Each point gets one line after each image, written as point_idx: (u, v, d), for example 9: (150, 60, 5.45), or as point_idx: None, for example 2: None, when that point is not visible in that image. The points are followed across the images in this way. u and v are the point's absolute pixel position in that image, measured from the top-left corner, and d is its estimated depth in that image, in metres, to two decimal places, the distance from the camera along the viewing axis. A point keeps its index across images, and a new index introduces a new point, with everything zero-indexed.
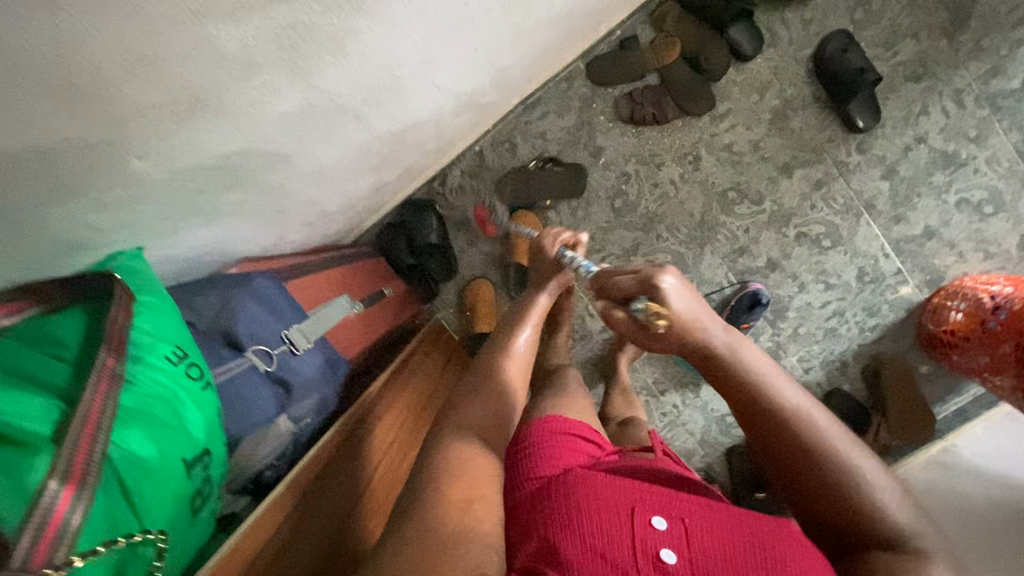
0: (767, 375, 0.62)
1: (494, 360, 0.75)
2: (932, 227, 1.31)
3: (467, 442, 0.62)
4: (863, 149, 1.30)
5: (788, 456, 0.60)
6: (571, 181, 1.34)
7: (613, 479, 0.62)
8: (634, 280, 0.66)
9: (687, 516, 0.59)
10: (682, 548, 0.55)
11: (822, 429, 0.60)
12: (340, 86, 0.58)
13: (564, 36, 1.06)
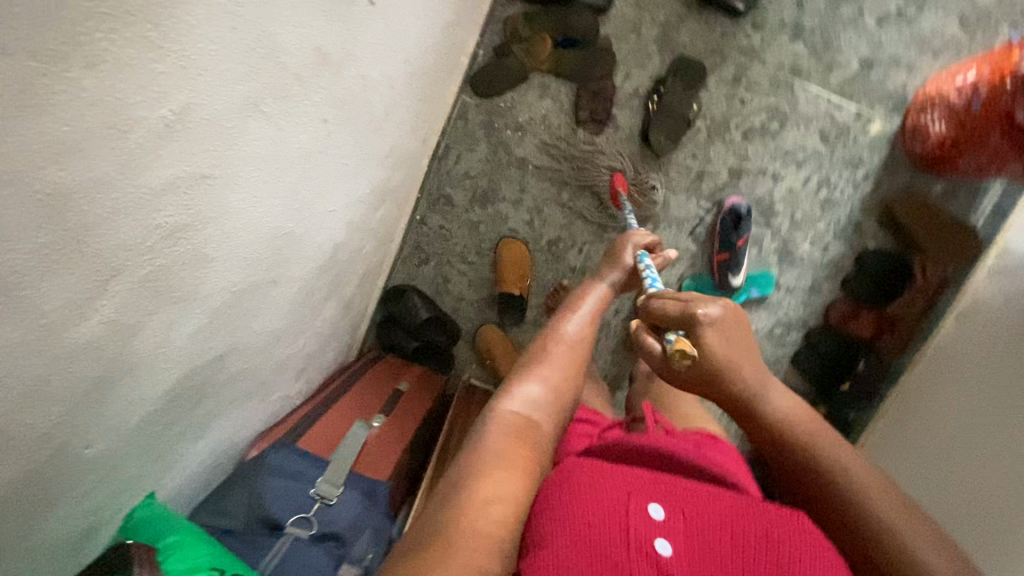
0: (802, 427, 0.65)
1: (548, 353, 0.73)
2: (867, 57, 1.25)
3: (515, 452, 0.57)
4: (760, 25, 1.26)
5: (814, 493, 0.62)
6: (688, 72, 1.26)
7: (610, 468, 0.58)
8: (678, 310, 0.70)
9: (693, 506, 0.55)
10: (681, 541, 0.51)
11: (880, 488, 0.59)
12: (231, 277, 0.61)
13: (429, 88, 1.08)
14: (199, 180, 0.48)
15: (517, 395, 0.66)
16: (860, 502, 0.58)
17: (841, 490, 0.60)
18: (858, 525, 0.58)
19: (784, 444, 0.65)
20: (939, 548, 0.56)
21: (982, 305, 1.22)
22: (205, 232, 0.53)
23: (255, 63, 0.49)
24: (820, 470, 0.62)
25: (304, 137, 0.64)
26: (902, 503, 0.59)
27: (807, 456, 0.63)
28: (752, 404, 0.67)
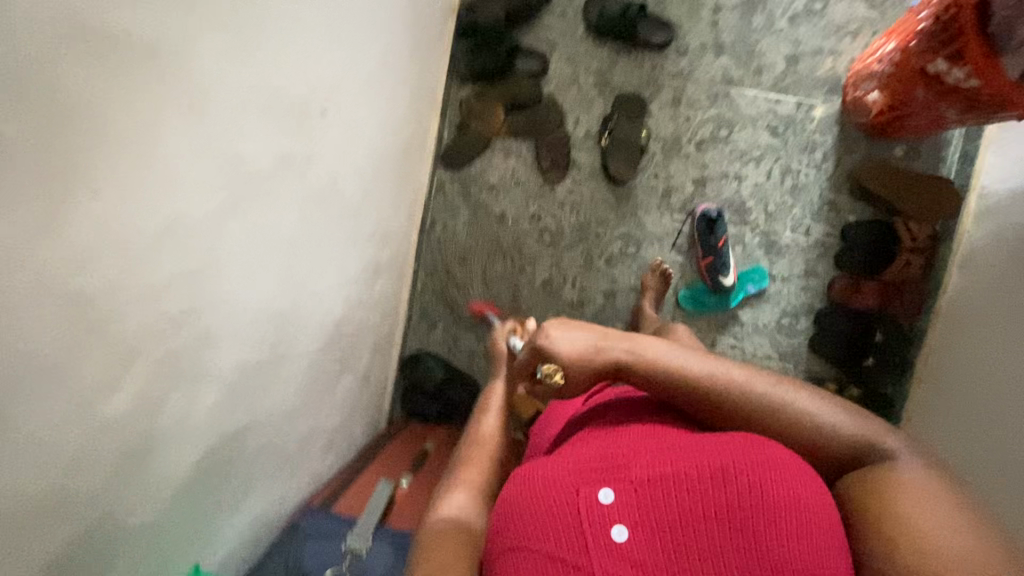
0: (676, 361, 0.75)
1: (469, 456, 0.82)
2: (791, 54, 1.34)
3: (454, 542, 0.64)
4: (684, 51, 1.38)
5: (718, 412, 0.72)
6: (631, 105, 1.38)
7: (555, 466, 0.63)
8: (529, 351, 0.80)
9: (639, 479, 0.59)
10: (633, 514, 0.55)
11: (778, 384, 0.71)
12: (239, 356, 0.72)
13: (401, 172, 1.23)
14: (195, 274, 0.60)
15: (447, 496, 0.73)
16: (750, 396, 0.71)
17: (758, 404, 0.70)
18: (784, 422, 0.69)
19: (699, 395, 0.73)
20: (834, 406, 0.69)
21: (979, 252, 1.22)
22: (208, 317, 0.64)
23: (226, 177, 0.62)
24: (709, 388, 0.72)
25: (284, 228, 0.77)
26: (797, 387, 0.71)
27: (722, 397, 0.71)
28: (637, 371, 0.76)
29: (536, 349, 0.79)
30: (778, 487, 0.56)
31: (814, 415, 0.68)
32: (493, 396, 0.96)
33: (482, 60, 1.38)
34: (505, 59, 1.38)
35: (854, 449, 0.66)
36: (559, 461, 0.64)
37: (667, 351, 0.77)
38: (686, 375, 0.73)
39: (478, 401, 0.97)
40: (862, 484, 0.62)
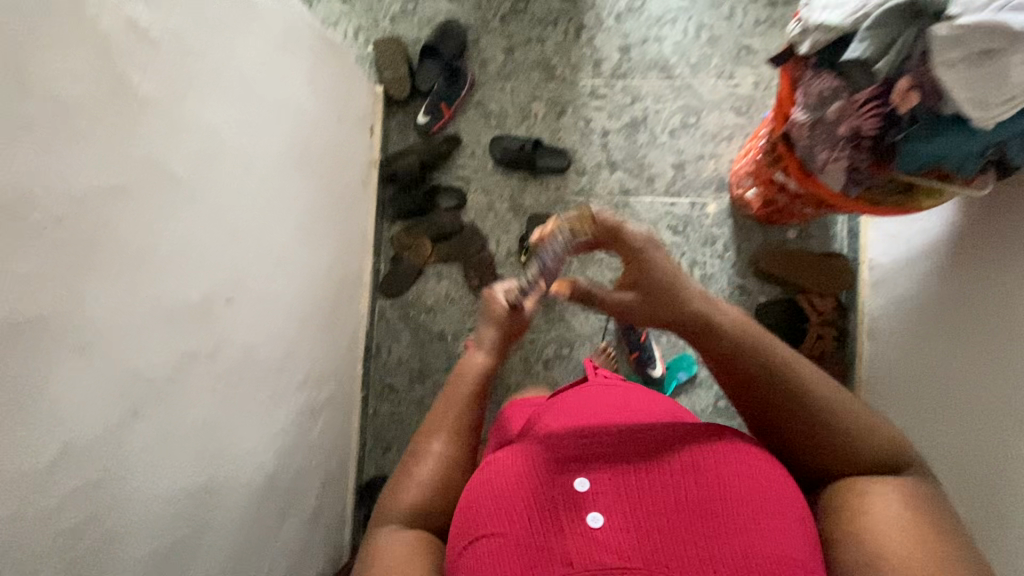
0: (724, 311, 0.73)
1: (433, 428, 0.74)
2: (676, 162, 1.50)
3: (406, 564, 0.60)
4: (582, 171, 1.53)
5: (736, 372, 0.69)
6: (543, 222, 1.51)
7: (533, 453, 0.64)
8: (602, 215, 0.86)
9: (615, 474, 0.60)
10: (605, 509, 0.56)
11: (820, 382, 0.67)
12: (151, 542, 0.78)
13: (333, 314, 1.34)
14: (92, 485, 0.68)
15: (399, 496, 0.68)
16: (783, 371, 0.67)
17: (799, 389, 0.66)
18: (808, 400, 0.65)
19: (734, 367, 0.69)
20: (869, 425, 0.65)
21: (880, 321, 1.30)
22: (111, 517, 0.71)
23: (123, 390, 0.72)
24: (744, 346, 0.69)
25: (195, 410, 0.85)
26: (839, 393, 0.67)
27: (757, 371, 0.68)
28: (673, 298, 0.76)
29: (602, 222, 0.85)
30: (751, 484, 0.58)
31: (844, 422, 0.65)
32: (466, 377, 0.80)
33: (405, 201, 1.55)
34: (427, 190, 1.55)
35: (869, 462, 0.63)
36: (534, 445, 0.65)
37: (721, 302, 0.74)
38: (744, 332, 0.70)
39: (483, 304, 0.92)
40: (841, 496, 0.62)
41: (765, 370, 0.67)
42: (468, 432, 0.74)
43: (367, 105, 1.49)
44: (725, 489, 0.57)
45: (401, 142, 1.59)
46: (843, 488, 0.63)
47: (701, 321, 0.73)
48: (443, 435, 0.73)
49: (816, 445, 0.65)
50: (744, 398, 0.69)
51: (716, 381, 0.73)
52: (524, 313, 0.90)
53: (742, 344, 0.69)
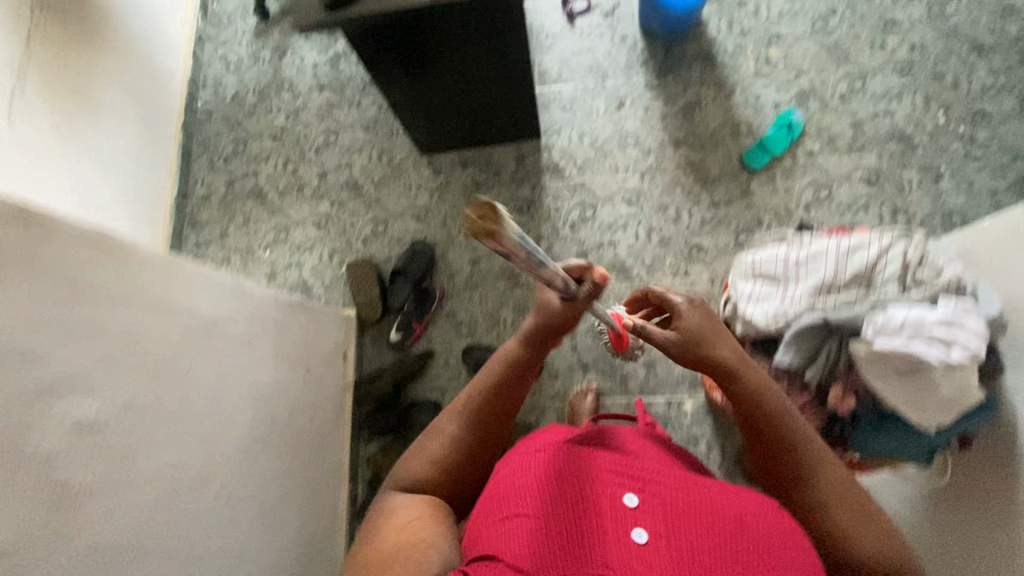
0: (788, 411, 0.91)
1: (452, 413, 0.96)
2: (647, 360, 1.52)
3: (416, 506, 0.86)
4: (556, 374, 1.54)
5: (779, 447, 0.89)
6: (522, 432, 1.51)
7: (606, 473, 0.83)
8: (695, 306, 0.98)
9: (668, 500, 0.79)
10: (658, 529, 0.75)
11: (842, 482, 0.87)
12: None
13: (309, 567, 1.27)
14: None
15: (429, 450, 0.94)
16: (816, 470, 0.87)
17: (821, 483, 0.87)
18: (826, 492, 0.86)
19: (772, 444, 0.89)
20: (880, 525, 0.84)
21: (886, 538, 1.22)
22: None
23: None
24: (794, 441, 0.88)
25: None
26: (859, 494, 0.86)
27: (793, 452, 0.88)
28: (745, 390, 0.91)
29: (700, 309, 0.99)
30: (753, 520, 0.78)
31: (855, 520, 0.84)
32: (498, 360, 0.98)
33: (381, 419, 1.53)
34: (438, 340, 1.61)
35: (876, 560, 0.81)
36: (606, 463, 0.84)
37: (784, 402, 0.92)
38: (790, 424, 0.89)
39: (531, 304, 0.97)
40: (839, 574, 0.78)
41: (801, 458, 0.88)
42: (472, 428, 0.94)
43: (339, 336, 1.52)
44: (739, 522, 0.77)
45: (376, 359, 1.61)
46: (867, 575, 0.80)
47: (766, 414, 0.90)
48: (464, 420, 0.95)
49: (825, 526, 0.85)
50: (777, 463, 0.89)
51: (758, 447, 0.91)
52: (561, 306, 0.92)
53: (791, 439, 0.89)
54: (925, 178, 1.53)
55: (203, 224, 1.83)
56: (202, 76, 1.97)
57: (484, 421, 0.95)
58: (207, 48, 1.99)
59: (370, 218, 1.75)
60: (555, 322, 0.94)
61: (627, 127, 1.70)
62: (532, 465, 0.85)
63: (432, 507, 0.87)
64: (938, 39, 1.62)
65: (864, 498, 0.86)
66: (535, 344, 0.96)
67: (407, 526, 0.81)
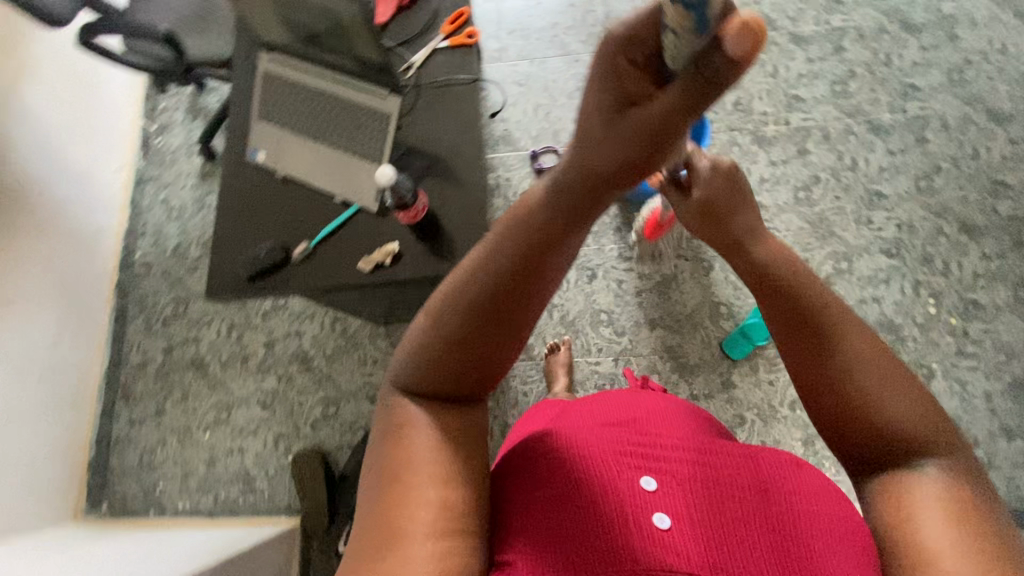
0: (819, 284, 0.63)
1: (440, 295, 0.60)
2: None
3: (413, 455, 0.58)
4: None
5: (814, 324, 0.61)
6: None
7: (594, 442, 0.68)
8: (717, 173, 0.72)
9: (680, 476, 0.64)
10: (674, 510, 0.60)
11: (870, 349, 0.59)
12: None
13: None
14: None
15: (402, 369, 0.62)
16: (862, 349, 0.59)
17: (868, 381, 0.58)
18: (889, 378, 0.58)
19: (806, 316, 0.61)
20: (918, 399, 0.58)
21: None
22: None
23: None
24: (837, 314, 0.61)
25: None
26: (900, 366, 0.58)
27: (818, 330, 0.60)
28: (764, 260, 0.65)
29: (727, 173, 0.72)
30: (806, 489, 0.66)
31: (886, 387, 0.58)
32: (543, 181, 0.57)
33: None
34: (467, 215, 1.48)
35: (892, 446, 0.57)
36: (606, 436, 0.70)
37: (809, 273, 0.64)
38: (810, 302, 0.61)
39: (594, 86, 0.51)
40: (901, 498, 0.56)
41: (837, 340, 0.60)
42: (472, 323, 0.57)
43: (279, 560, 1.37)
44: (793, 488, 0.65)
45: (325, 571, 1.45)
46: (883, 486, 0.58)
47: (802, 289, 0.63)
48: (458, 302, 0.58)
49: (837, 409, 0.59)
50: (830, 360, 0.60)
51: (796, 330, 0.61)
52: (647, 112, 0.49)
53: (834, 307, 0.61)
54: (916, 376, 1.43)
55: (137, 399, 1.66)
56: (141, 223, 1.80)
57: (491, 311, 0.57)
58: (147, 191, 1.83)
59: (320, 398, 1.59)
60: (629, 154, 0.51)
61: (599, 302, 1.58)
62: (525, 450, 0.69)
63: (454, 440, 0.60)
64: (926, 217, 1.52)
65: (904, 372, 0.59)
66: (576, 187, 0.54)
67: (440, 511, 0.55)
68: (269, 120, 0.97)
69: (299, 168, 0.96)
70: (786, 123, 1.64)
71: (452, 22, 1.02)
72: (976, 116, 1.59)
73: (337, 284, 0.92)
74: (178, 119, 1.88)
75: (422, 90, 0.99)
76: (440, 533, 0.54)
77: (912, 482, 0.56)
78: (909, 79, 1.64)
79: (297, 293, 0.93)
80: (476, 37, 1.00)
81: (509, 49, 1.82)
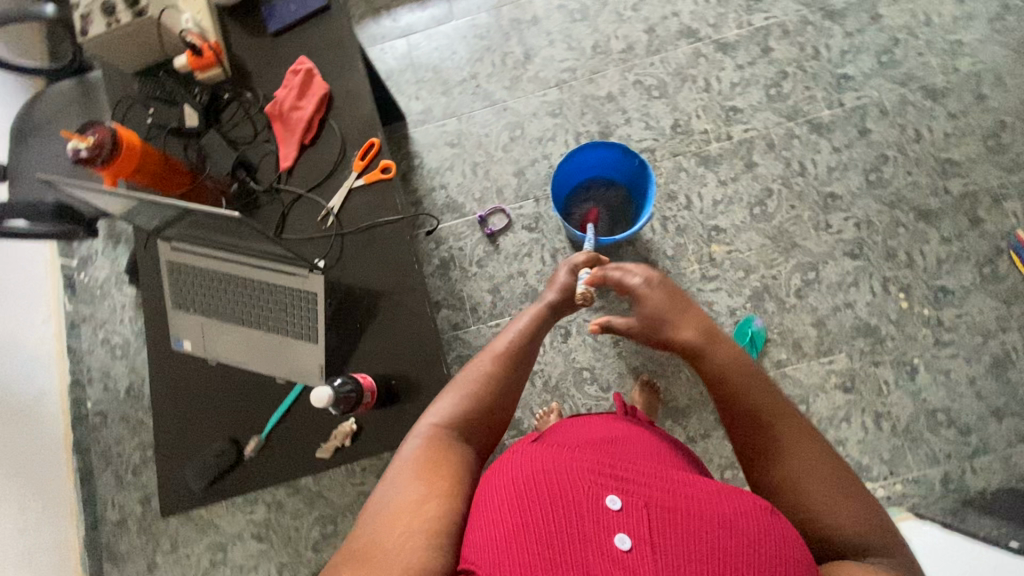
0: (769, 386, 0.81)
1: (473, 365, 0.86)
2: None
3: (416, 464, 0.72)
4: None
5: (764, 419, 0.78)
6: None
7: (576, 466, 0.67)
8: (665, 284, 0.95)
9: (654, 497, 0.64)
10: (637, 531, 0.60)
11: (815, 462, 0.74)
12: None
13: None
14: None
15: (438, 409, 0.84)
16: (801, 438, 0.76)
17: (800, 476, 0.73)
18: (827, 466, 0.73)
19: (761, 408, 0.79)
20: (856, 506, 0.70)
21: None
22: None
23: None
24: (782, 412, 0.78)
25: None
26: (834, 480, 0.72)
27: (773, 423, 0.77)
28: (724, 362, 0.84)
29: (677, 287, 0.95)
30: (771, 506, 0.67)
31: (827, 490, 0.71)
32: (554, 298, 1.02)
33: None
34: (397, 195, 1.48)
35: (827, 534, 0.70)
36: (595, 465, 0.68)
37: (749, 367, 0.83)
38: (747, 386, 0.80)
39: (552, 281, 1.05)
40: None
41: (771, 427, 0.77)
42: (483, 386, 0.83)
43: None
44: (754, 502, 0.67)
45: None
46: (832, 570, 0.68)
47: (754, 377, 0.82)
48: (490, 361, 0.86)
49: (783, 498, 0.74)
50: (767, 452, 0.76)
51: (753, 426, 0.78)
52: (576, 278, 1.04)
53: (779, 408, 0.79)
54: (901, 374, 1.43)
55: (125, 558, 1.56)
56: (86, 370, 1.68)
57: (509, 383, 0.85)
58: (85, 334, 1.70)
59: (315, 519, 1.53)
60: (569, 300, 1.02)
61: (578, 359, 1.53)
62: (502, 467, 0.70)
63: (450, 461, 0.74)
64: (882, 211, 1.51)
65: (842, 476, 0.73)
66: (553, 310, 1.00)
67: (427, 513, 0.66)
68: (186, 309, 0.88)
69: (232, 354, 0.87)
70: (728, 138, 1.60)
71: (363, 157, 0.94)
72: (912, 97, 1.56)
73: (301, 473, 0.85)
74: (99, 249, 1.75)
75: (347, 239, 0.92)
76: (413, 529, 0.65)
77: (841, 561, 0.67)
78: (840, 69, 1.60)
79: (260, 490, 0.86)
80: (391, 170, 0.93)
81: (433, 108, 1.72)
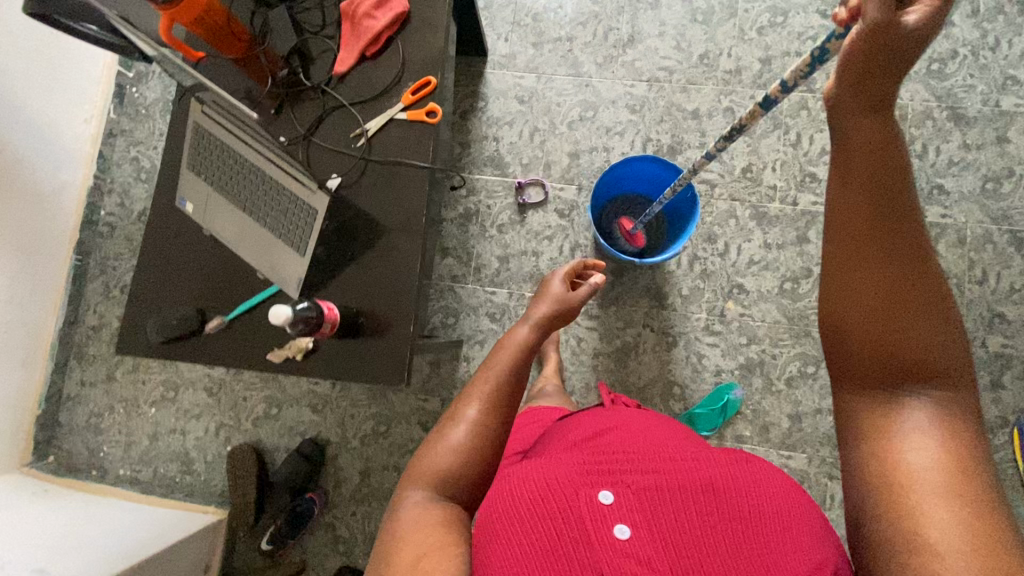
0: (892, 204, 0.55)
1: (478, 382, 0.85)
2: None
3: (408, 533, 0.66)
4: None
5: (872, 245, 0.55)
6: None
7: (556, 468, 0.70)
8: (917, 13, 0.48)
9: (636, 489, 0.66)
10: (632, 518, 0.63)
11: (921, 290, 0.56)
12: None
13: None
14: None
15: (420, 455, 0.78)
16: (894, 273, 0.55)
17: (894, 318, 0.56)
18: (924, 299, 0.56)
19: (860, 235, 0.56)
20: (948, 334, 0.56)
21: None
22: None
23: None
24: (901, 232, 0.55)
25: None
26: (931, 308, 0.56)
27: (884, 234, 0.55)
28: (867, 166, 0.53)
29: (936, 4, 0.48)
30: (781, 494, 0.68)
31: (909, 319, 0.56)
32: (515, 351, 0.88)
33: None
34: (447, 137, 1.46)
35: (906, 368, 0.57)
36: (570, 468, 0.70)
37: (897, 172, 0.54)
38: (869, 194, 0.54)
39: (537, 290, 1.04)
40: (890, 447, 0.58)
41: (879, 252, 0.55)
42: (486, 417, 0.80)
43: (199, 549, 1.44)
44: (738, 481, 0.69)
45: (245, 560, 1.52)
46: (889, 437, 0.58)
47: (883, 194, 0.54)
48: (487, 375, 0.85)
49: (856, 345, 0.59)
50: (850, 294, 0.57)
51: (855, 250, 0.56)
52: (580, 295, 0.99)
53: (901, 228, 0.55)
54: None
55: (91, 361, 1.67)
56: (109, 180, 1.73)
57: (504, 413, 0.82)
58: (118, 146, 1.74)
59: (263, 397, 1.60)
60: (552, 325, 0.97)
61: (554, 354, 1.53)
62: (499, 490, 0.70)
63: (439, 515, 0.69)
64: None
65: (938, 294, 0.56)
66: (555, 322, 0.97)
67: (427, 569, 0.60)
68: (198, 172, 0.89)
69: (224, 233, 0.88)
70: (793, 203, 1.51)
71: (414, 92, 0.90)
72: (997, 237, 1.46)
73: (249, 366, 0.88)
74: (158, 71, 1.75)
75: (370, 166, 0.91)
76: None
77: (902, 412, 0.58)
78: (938, 179, 1.49)
79: (207, 365, 0.89)
80: (436, 116, 0.90)
81: (518, 56, 1.65)
